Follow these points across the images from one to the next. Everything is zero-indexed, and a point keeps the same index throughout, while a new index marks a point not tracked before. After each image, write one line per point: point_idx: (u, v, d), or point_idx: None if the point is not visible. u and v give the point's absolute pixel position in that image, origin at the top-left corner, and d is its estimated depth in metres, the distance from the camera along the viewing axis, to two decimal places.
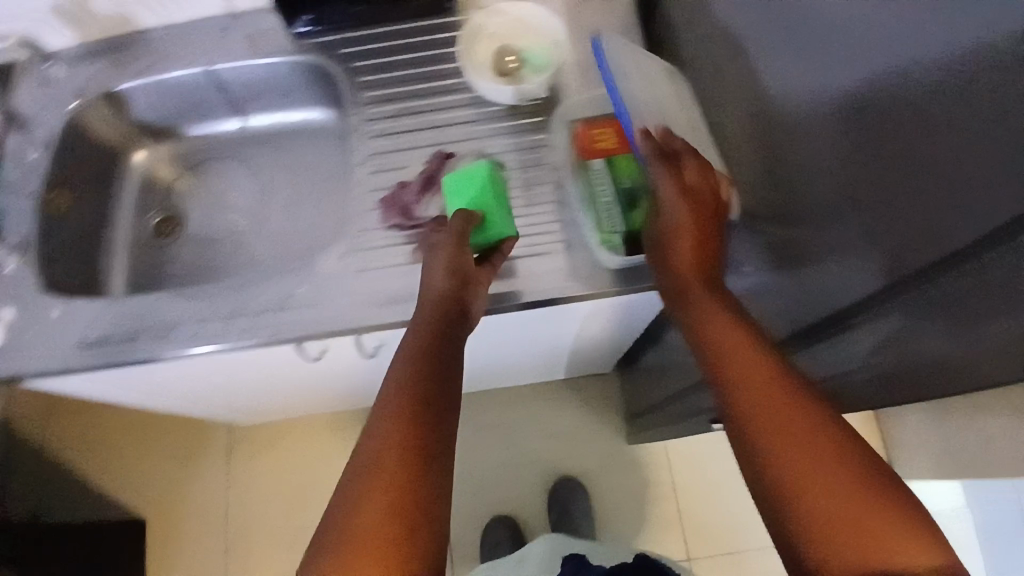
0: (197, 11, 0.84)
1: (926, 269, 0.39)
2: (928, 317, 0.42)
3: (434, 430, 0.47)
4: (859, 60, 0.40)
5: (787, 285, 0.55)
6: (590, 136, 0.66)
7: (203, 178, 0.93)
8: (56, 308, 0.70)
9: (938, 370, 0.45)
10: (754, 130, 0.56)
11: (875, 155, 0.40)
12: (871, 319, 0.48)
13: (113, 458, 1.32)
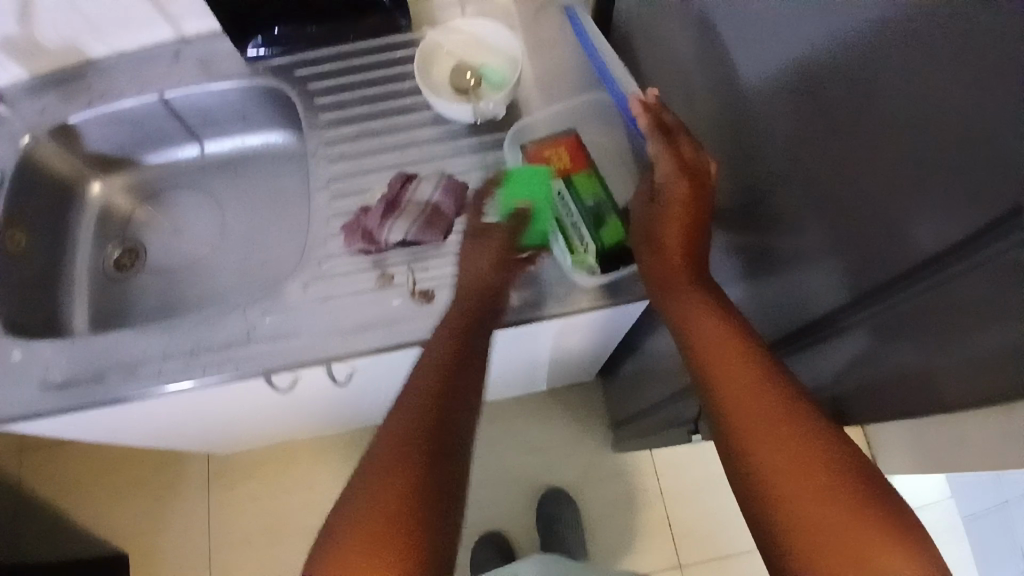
0: (142, 38, 0.81)
1: (898, 277, 0.39)
2: (901, 331, 0.41)
3: (448, 425, 0.47)
4: (821, 67, 0.40)
5: (771, 286, 0.54)
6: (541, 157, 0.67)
7: (164, 207, 0.90)
8: (15, 350, 0.68)
9: (907, 387, 0.43)
10: (726, 137, 0.56)
11: (845, 159, 0.39)
12: (839, 334, 0.48)
13: (85, 497, 1.26)
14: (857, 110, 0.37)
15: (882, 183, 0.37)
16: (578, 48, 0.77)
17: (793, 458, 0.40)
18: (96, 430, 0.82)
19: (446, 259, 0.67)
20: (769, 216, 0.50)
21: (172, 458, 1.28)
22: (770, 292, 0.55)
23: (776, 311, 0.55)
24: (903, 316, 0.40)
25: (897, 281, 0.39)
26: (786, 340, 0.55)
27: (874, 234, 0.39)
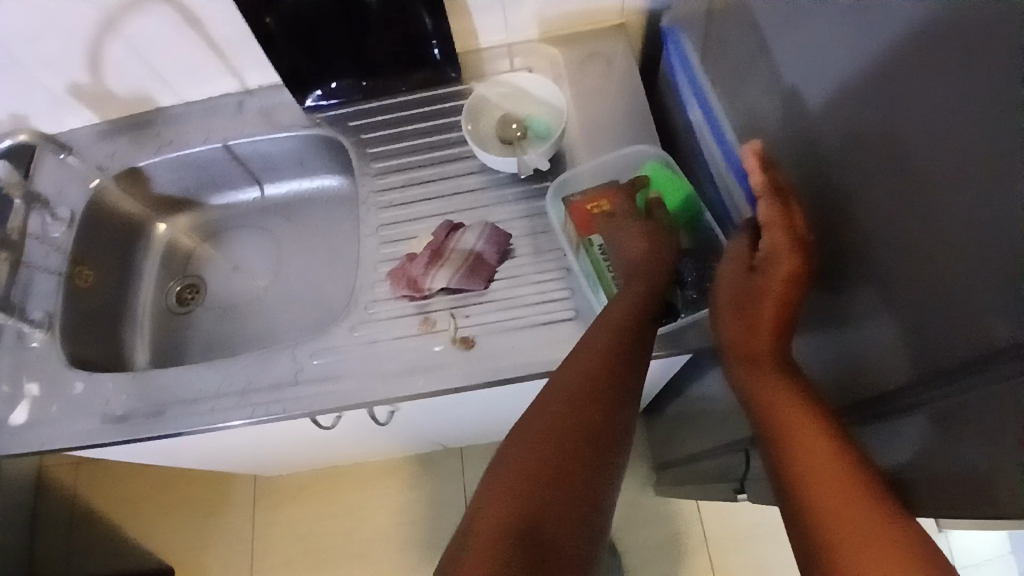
0: (211, 89, 0.87)
1: (968, 362, 0.36)
2: (967, 428, 0.38)
3: (609, 394, 0.51)
4: (888, 138, 0.40)
5: (839, 352, 0.51)
6: (585, 210, 0.68)
7: (225, 244, 0.95)
8: (80, 382, 0.72)
9: (961, 497, 0.39)
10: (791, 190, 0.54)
11: (914, 228, 0.39)
12: (895, 421, 0.45)
13: (137, 514, 1.31)
14: (943, 184, 0.35)
15: (969, 261, 0.35)
16: (625, 99, 0.78)
17: (839, 508, 0.40)
18: (151, 455, 0.86)
19: (487, 306, 0.68)
20: (846, 282, 0.48)
21: (220, 478, 1.32)
22: (836, 355, 0.51)
23: (838, 382, 0.52)
24: (962, 414, 0.38)
25: (963, 371, 0.37)
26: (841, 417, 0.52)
27: (944, 313, 0.37)
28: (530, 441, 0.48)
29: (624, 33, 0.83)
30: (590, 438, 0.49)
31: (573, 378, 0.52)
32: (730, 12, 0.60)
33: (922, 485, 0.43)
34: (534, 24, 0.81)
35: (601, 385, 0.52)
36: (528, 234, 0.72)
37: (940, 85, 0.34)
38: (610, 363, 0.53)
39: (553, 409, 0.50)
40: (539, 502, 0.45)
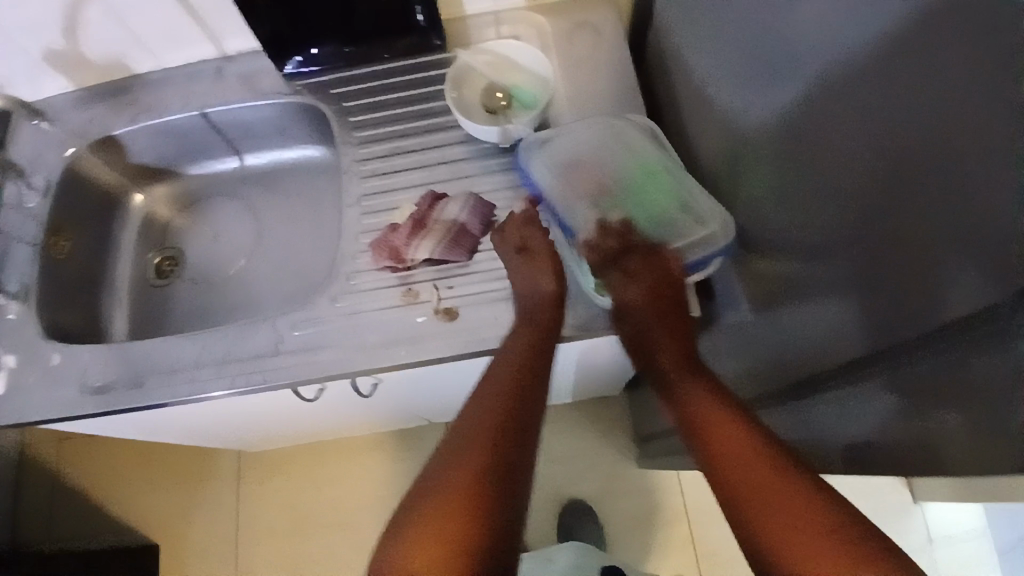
0: (189, 55, 0.84)
1: (926, 335, 0.38)
2: (922, 398, 0.40)
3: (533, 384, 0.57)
4: (863, 106, 0.39)
5: (794, 328, 0.54)
6: (574, 175, 0.69)
7: (204, 216, 0.93)
8: (57, 353, 0.71)
9: (911, 454, 0.43)
10: (765, 161, 0.54)
11: (879, 202, 0.40)
12: (859, 389, 0.47)
13: (121, 486, 1.31)
14: (911, 158, 0.36)
15: (930, 235, 0.35)
16: (612, 70, 0.77)
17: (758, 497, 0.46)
18: (131, 427, 0.85)
19: (470, 277, 0.68)
20: (813, 257, 0.49)
21: (204, 452, 1.32)
22: (786, 331, 0.55)
23: (794, 355, 0.55)
24: (921, 384, 0.40)
25: (918, 341, 0.39)
26: (805, 388, 0.55)
27: (901, 288, 0.39)
28: (459, 451, 0.52)
29: (612, 3, 0.82)
30: (511, 438, 0.53)
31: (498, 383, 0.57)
32: None
33: (887, 448, 0.46)
34: None
35: (517, 387, 0.56)
36: (510, 205, 0.71)
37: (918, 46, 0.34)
38: (530, 362, 0.58)
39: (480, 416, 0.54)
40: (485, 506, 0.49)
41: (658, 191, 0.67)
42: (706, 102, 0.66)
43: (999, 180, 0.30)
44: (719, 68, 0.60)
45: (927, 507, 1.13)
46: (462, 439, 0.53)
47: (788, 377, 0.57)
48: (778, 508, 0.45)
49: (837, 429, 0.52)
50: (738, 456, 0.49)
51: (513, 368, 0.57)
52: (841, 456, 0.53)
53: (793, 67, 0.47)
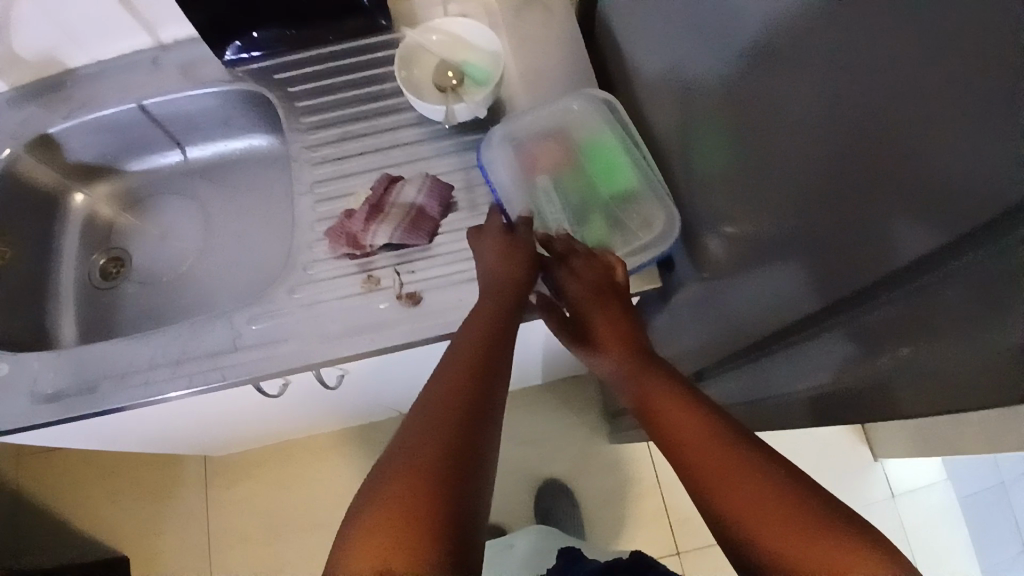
0: (123, 44, 0.80)
1: (872, 286, 0.39)
2: (877, 345, 0.42)
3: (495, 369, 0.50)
4: (803, 65, 0.40)
5: (741, 291, 0.55)
6: (531, 155, 0.70)
7: (150, 214, 0.90)
8: (3, 364, 0.68)
9: (870, 397, 0.45)
10: (712, 128, 0.55)
11: (818, 160, 0.40)
12: (813, 343, 0.50)
13: (83, 500, 1.26)
14: (850, 116, 0.36)
15: (870, 189, 0.36)
16: (562, 46, 0.77)
17: (736, 482, 0.40)
18: (87, 438, 0.82)
19: (431, 261, 0.67)
20: (752, 218, 0.50)
21: (168, 461, 1.28)
22: (734, 298, 0.57)
23: (746, 318, 0.57)
24: (872, 333, 0.42)
25: (864, 296, 0.41)
26: (761, 348, 0.58)
27: (846, 244, 0.40)
28: (412, 439, 0.44)
29: None
30: (475, 423, 0.45)
31: (453, 367, 0.49)
32: None
33: (846, 394, 0.49)
34: None
35: (477, 373, 0.49)
36: (468, 186, 0.71)
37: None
38: (485, 349, 0.52)
39: (434, 402, 0.46)
40: (439, 500, 0.40)
41: (616, 171, 0.68)
42: (654, 71, 0.66)
43: (938, 125, 0.30)
44: (666, 37, 0.60)
45: (887, 463, 1.18)
46: (416, 420, 0.45)
47: (746, 338, 0.59)
48: (756, 493, 0.39)
49: (800, 381, 0.55)
50: (707, 441, 0.43)
51: (468, 354, 0.51)
52: (808, 406, 0.56)
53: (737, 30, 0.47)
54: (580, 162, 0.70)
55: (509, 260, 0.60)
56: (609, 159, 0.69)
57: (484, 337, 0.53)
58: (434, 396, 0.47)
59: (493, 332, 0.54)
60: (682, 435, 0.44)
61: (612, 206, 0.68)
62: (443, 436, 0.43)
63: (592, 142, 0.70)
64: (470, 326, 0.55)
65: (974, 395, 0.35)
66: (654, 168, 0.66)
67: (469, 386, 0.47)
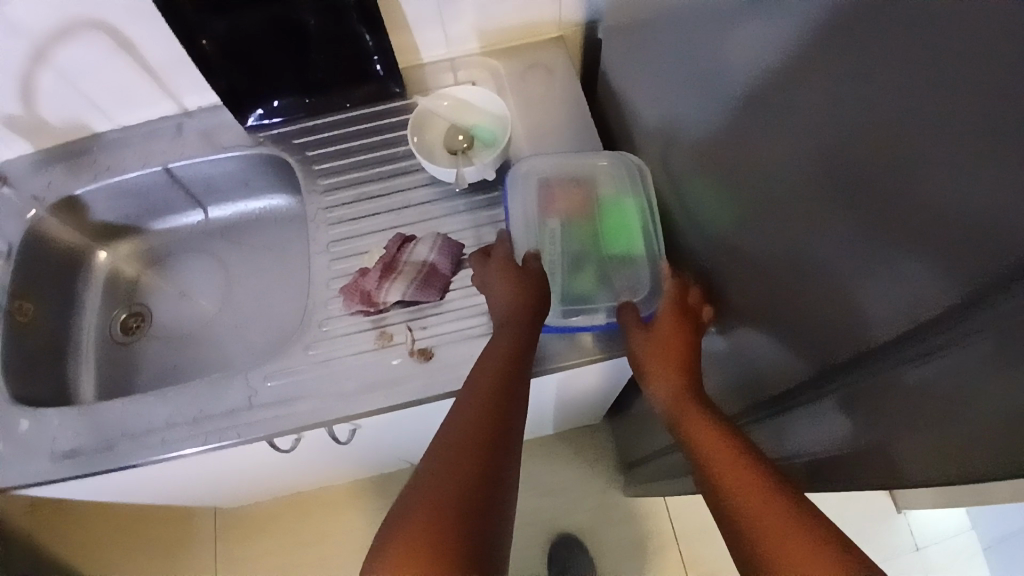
0: (149, 113, 0.85)
1: (890, 343, 0.39)
2: (887, 407, 0.42)
3: (505, 408, 0.51)
4: (796, 132, 0.42)
5: (749, 346, 0.56)
6: (551, 197, 0.72)
7: (170, 272, 0.93)
8: (25, 421, 0.69)
9: (874, 462, 0.45)
10: (713, 187, 0.57)
11: (827, 220, 0.41)
12: (814, 406, 0.49)
13: (95, 556, 1.25)
14: (851, 183, 0.38)
15: (879, 249, 0.37)
16: (567, 108, 0.80)
17: (761, 523, 0.40)
18: (102, 492, 0.82)
19: (444, 317, 0.68)
20: (756, 279, 0.52)
21: (180, 515, 1.28)
22: (746, 354, 0.57)
23: (747, 378, 0.58)
24: (883, 395, 0.42)
25: (875, 353, 0.41)
26: (756, 411, 0.58)
27: (860, 292, 0.40)
28: (427, 489, 0.43)
29: (563, 44, 0.85)
30: (491, 460, 0.46)
31: (467, 417, 0.50)
32: (655, 20, 0.62)
33: (846, 460, 0.48)
34: (474, 38, 0.83)
35: (495, 422, 0.49)
36: (478, 244, 0.73)
37: (837, 74, 0.37)
38: (499, 393, 0.52)
39: (450, 450, 0.46)
40: (455, 551, 0.39)
41: (627, 233, 0.70)
42: (655, 132, 0.69)
43: (930, 190, 0.32)
44: (667, 100, 0.63)
45: (910, 512, 1.15)
46: (438, 458, 0.46)
47: (746, 395, 0.60)
48: (779, 532, 0.39)
49: (799, 446, 0.53)
50: (742, 489, 0.43)
51: (485, 401, 0.51)
52: (804, 473, 0.54)
53: (730, 97, 0.50)
54: (595, 216, 0.72)
55: (521, 295, 0.61)
56: (627, 219, 0.70)
57: (496, 383, 0.54)
58: (450, 444, 0.47)
59: (504, 376, 0.54)
60: (727, 481, 0.44)
61: (608, 263, 0.69)
62: (457, 485, 0.43)
63: (616, 196, 0.72)
64: (482, 369, 0.56)
65: (976, 455, 0.35)
66: (657, 239, 0.68)
67: (484, 434, 0.48)
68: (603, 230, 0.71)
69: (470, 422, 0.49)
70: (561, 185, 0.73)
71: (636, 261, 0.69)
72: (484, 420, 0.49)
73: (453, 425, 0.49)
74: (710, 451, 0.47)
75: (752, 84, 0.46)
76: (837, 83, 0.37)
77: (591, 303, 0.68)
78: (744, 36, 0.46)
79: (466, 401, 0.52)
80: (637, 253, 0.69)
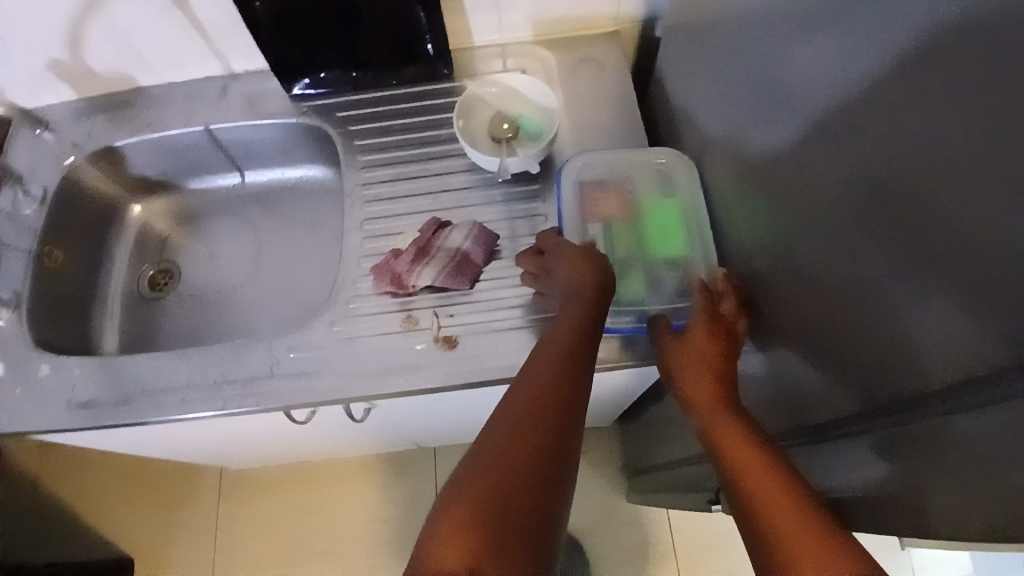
0: (194, 72, 0.85)
1: (946, 389, 0.37)
2: (925, 458, 0.39)
3: (569, 388, 0.50)
4: (869, 155, 0.40)
5: (789, 369, 0.53)
6: (592, 199, 0.70)
7: (202, 233, 0.93)
8: (45, 366, 0.70)
9: (903, 509, 0.42)
10: (766, 203, 0.55)
11: (895, 247, 0.39)
12: (846, 442, 0.47)
13: (99, 501, 1.27)
14: (925, 212, 0.36)
15: (949, 285, 0.35)
16: (615, 107, 0.79)
17: (789, 534, 0.40)
18: (114, 443, 0.83)
19: (472, 307, 0.67)
20: (804, 301, 0.50)
21: (188, 470, 1.29)
22: (785, 377, 0.54)
23: (780, 404, 0.56)
24: (926, 441, 0.39)
25: (925, 395, 0.38)
26: (787, 440, 0.56)
27: (922, 328, 0.37)
28: (484, 460, 0.44)
29: (618, 40, 0.83)
30: (549, 442, 0.46)
31: (525, 394, 0.49)
32: (718, 26, 0.61)
33: (874, 505, 0.45)
34: (528, 26, 0.81)
35: (557, 401, 0.49)
36: (513, 236, 0.72)
37: (928, 99, 0.35)
38: (564, 371, 0.52)
39: (508, 427, 0.46)
40: (500, 524, 0.40)
41: (676, 234, 0.68)
42: (708, 140, 0.67)
43: (1012, 233, 0.31)
44: (724, 107, 0.62)
45: (913, 551, 1.13)
46: (500, 430, 0.46)
47: (775, 421, 0.58)
48: (804, 546, 0.39)
49: (826, 481, 0.51)
50: (774, 498, 0.43)
51: (546, 382, 0.50)
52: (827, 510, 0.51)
53: (797, 114, 0.48)
54: (638, 219, 0.70)
55: (585, 275, 0.60)
56: (674, 220, 0.68)
57: (557, 364, 0.52)
58: (506, 422, 0.47)
59: (571, 356, 0.53)
60: (754, 487, 0.44)
61: (655, 267, 0.67)
62: (504, 465, 0.43)
63: (661, 200, 0.70)
64: (548, 344, 0.55)
65: (1011, 518, 0.33)
66: (711, 242, 0.66)
67: (538, 413, 0.47)
68: (650, 233, 0.68)
69: (532, 397, 0.49)
70: (604, 185, 0.71)
71: (690, 261, 0.66)
72: (543, 403, 0.48)
73: (516, 399, 0.49)
74: (747, 455, 0.47)
75: (824, 102, 0.44)
76: (925, 109, 0.36)
77: (626, 309, 0.65)
78: (818, 50, 0.44)
79: (531, 376, 0.51)
80: (689, 254, 0.67)
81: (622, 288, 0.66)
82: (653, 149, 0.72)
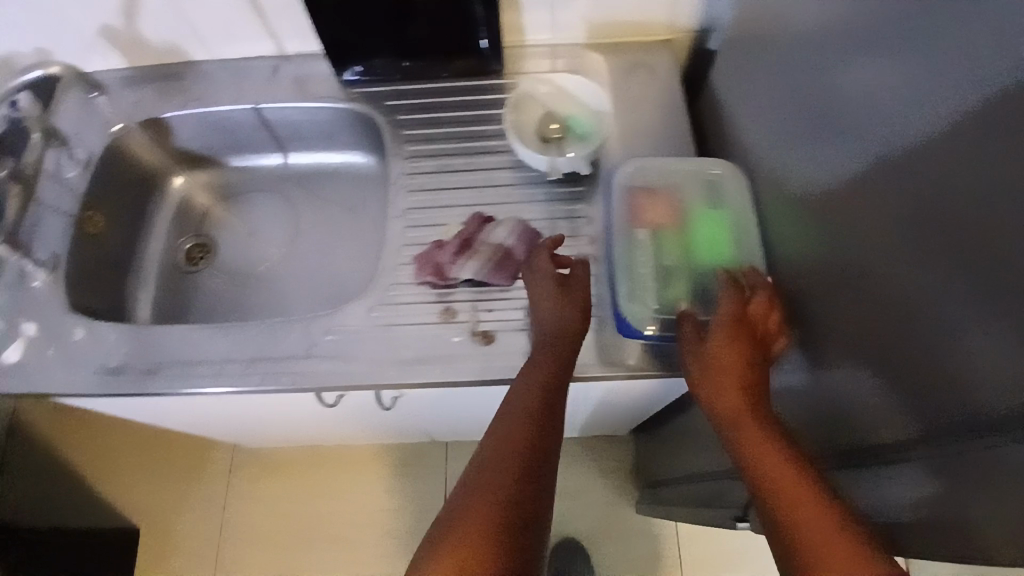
0: (246, 50, 0.86)
1: (1006, 418, 0.36)
2: (981, 484, 0.38)
3: (544, 415, 0.54)
4: (941, 178, 0.40)
5: (837, 386, 0.53)
6: (640, 204, 0.70)
7: (240, 210, 0.94)
8: (81, 329, 0.71)
9: (958, 534, 0.41)
10: (820, 220, 0.55)
11: (965, 268, 0.38)
12: (896, 463, 0.46)
13: (112, 468, 1.28)
14: (1003, 235, 0.35)
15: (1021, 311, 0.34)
16: (665, 115, 0.79)
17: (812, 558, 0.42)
18: (139, 412, 0.84)
19: (510, 303, 0.68)
20: (859, 318, 0.49)
21: (201, 444, 1.30)
22: (832, 393, 0.54)
23: (823, 422, 0.55)
24: (983, 468, 0.38)
25: (983, 421, 0.38)
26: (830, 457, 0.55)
27: (987, 353, 0.37)
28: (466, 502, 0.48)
29: (671, 49, 0.83)
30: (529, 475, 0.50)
31: (504, 429, 0.53)
32: (778, 41, 0.60)
33: (925, 528, 0.44)
34: (583, 28, 0.81)
35: (534, 432, 0.53)
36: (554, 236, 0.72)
37: (1011, 125, 0.35)
38: (541, 399, 0.55)
39: (488, 465, 0.50)
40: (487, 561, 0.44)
41: (724, 243, 0.67)
42: (760, 155, 0.67)
43: None
44: (780, 123, 0.61)
45: None
46: (480, 469, 0.50)
47: (817, 438, 0.57)
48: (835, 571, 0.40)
49: (870, 502, 0.50)
50: (811, 516, 0.43)
51: (522, 413, 0.54)
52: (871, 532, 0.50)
53: (863, 135, 0.48)
54: (685, 227, 0.69)
55: (564, 297, 0.61)
56: (722, 229, 0.68)
57: (535, 392, 0.56)
58: (487, 459, 0.51)
59: (548, 381, 0.57)
60: (779, 509, 0.45)
61: (702, 276, 0.66)
62: (485, 504, 0.47)
63: (710, 208, 0.69)
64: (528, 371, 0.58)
65: None
66: (759, 256, 0.66)
67: (515, 447, 0.51)
68: (699, 241, 0.68)
69: (510, 431, 0.53)
70: (654, 191, 0.71)
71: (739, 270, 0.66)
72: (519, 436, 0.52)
73: (498, 433, 0.53)
74: (781, 468, 0.47)
75: (895, 124, 0.44)
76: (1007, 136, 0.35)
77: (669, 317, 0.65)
78: (890, 72, 0.44)
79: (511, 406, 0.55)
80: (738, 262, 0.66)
81: (665, 296, 0.66)
82: (705, 159, 0.72)
